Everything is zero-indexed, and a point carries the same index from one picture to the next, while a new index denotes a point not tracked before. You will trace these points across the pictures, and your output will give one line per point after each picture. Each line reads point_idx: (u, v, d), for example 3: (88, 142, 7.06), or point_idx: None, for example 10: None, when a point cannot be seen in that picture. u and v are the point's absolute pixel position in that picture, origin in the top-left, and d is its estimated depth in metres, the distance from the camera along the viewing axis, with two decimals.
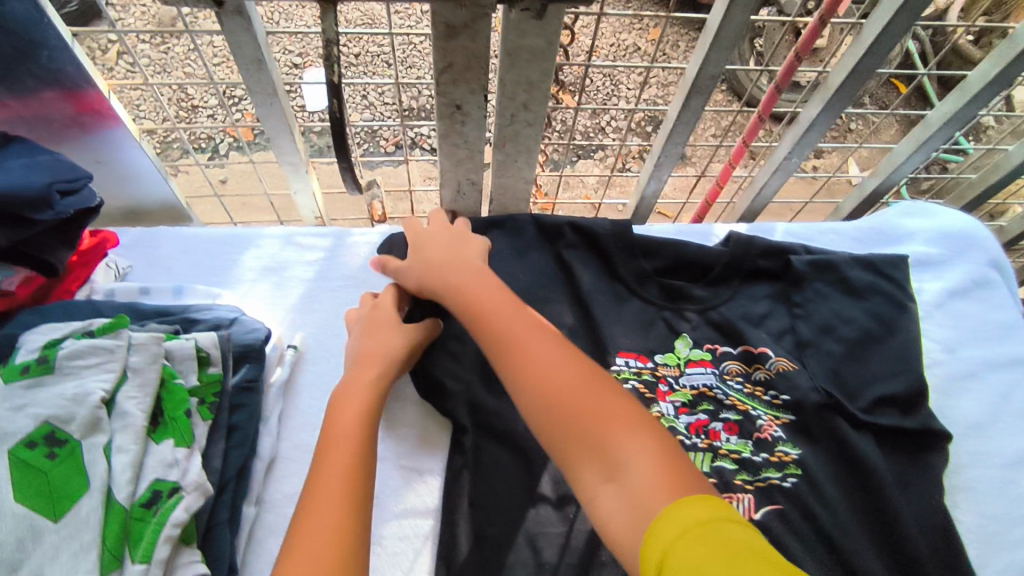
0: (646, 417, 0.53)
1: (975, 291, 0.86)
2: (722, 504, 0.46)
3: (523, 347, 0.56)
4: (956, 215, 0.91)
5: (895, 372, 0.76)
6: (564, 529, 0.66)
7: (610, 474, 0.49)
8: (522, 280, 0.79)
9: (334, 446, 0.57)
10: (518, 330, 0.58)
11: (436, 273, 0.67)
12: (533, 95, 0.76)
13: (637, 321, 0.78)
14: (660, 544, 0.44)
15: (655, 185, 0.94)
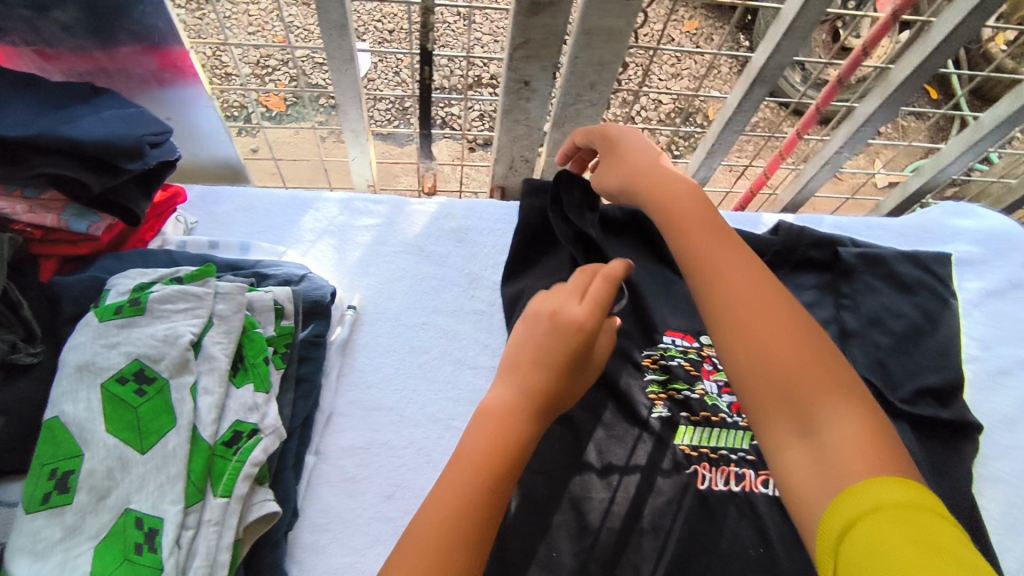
0: (853, 384, 0.48)
1: (1015, 291, 0.88)
2: (924, 491, 0.41)
3: (737, 294, 0.51)
4: (999, 219, 0.93)
5: (936, 361, 0.78)
6: (609, 491, 0.67)
7: (806, 429, 0.46)
8: None
9: (469, 452, 0.49)
10: (737, 271, 0.52)
11: (643, 181, 0.62)
12: (602, 76, 0.77)
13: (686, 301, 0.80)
14: (847, 504, 0.42)
15: (707, 172, 0.97)
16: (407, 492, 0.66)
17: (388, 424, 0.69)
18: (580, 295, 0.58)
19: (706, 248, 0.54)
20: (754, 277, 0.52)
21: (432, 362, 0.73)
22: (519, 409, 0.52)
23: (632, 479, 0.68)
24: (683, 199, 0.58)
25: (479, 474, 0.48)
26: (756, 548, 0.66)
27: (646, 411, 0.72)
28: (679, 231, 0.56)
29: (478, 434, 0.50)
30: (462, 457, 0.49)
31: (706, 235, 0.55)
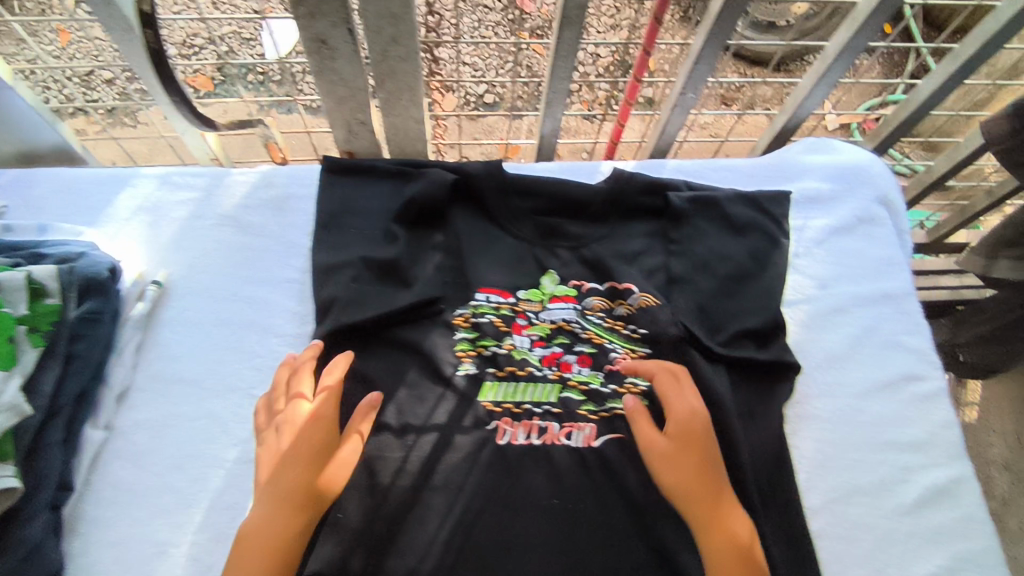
0: None
1: (861, 227, 0.86)
2: None
3: (670, 476, 0.65)
4: (852, 153, 0.90)
5: (758, 303, 0.77)
6: (403, 451, 0.68)
7: None
8: None
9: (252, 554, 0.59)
10: (698, 480, 0.65)
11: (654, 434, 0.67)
12: (400, 29, 0.73)
13: (508, 256, 0.79)
14: None
15: (553, 123, 0.93)
16: (200, 460, 0.67)
17: (186, 395, 0.69)
18: (304, 378, 0.68)
19: (702, 501, 0.64)
20: (695, 487, 0.64)
21: (238, 331, 0.73)
22: (283, 518, 0.60)
23: (429, 440, 0.68)
24: (706, 432, 0.67)
25: (261, 555, 0.59)
26: (548, 499, 0.67)
27: (452, 369, 0.72)
28: (689, 446, 0.66)
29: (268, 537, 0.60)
30: (245, 549, 0.59)
31: (708, 487, 0.65)
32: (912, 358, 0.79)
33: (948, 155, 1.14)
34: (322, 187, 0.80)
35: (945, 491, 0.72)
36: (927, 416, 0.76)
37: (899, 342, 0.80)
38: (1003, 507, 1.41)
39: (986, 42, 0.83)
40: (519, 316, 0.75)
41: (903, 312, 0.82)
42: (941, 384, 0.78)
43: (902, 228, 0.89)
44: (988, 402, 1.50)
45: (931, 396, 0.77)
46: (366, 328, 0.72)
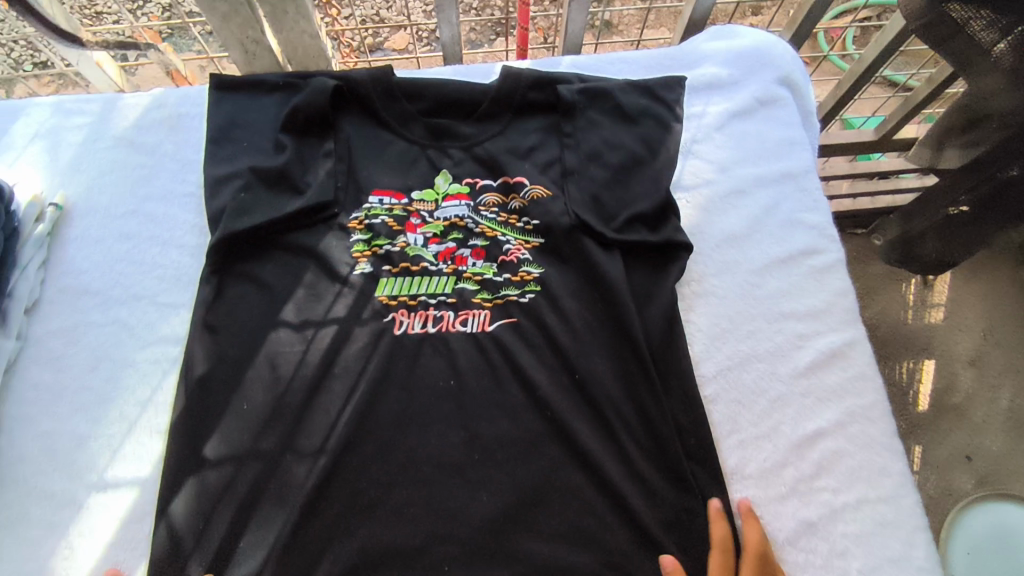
0: None
1: (763, 110, 0.85)
2: None
3: None
4: (754, 35, 0.88)
5: (651, 186, 0.77)
6: (303, 345, 0.71)
7: None
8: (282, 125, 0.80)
9: None
10: None
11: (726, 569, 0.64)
12: None
13: (401, 159, 0.80)
14: None
15: (451, 29, 0.91)
16: (109, 362, 0.70)
17: (92, 306, 0.72)
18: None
19: None
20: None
21: (139, 246, 0.75)
22: None
23: (328, 332, 0.71)
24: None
25: None
26: (445, 379, 0.70)
27: (347, 269, 0.74)
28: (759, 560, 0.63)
29: None
30: None
31: None
32: (811, 233, 0.79)
33: (876, 40, 1.12)
34: (211, 103, 0.80)
35: (838, 353, 0.73)
36: (824, 286, 0.77)
37: (798, 218, 0.80)
38: (968, 404, 1.39)
39: None
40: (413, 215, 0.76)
41: (803, 190, 0.82)
42: (839, 256, 0.79)
43: (807, 109, 0.88)
44: (955, 303, 1.47)
45: (828, 268, 0.78)
46: (261, 234, 0.74)
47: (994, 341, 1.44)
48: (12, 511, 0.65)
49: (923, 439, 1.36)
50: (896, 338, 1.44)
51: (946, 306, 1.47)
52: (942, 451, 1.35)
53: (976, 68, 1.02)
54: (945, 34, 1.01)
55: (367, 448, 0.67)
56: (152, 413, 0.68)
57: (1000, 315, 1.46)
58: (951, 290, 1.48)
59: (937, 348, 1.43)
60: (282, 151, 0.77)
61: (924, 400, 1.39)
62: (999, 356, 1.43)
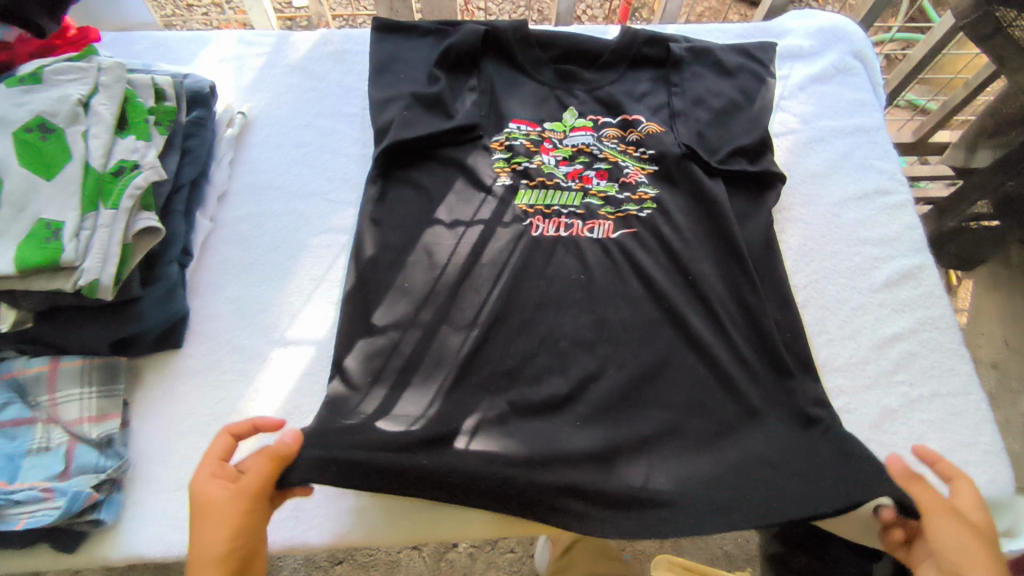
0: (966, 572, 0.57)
1: (839, 76, 0.99)
2: None
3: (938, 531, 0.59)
4: (831, 16, 1.03)
5: (751, 126, 0.90)
6: (456, 237, 0.81)
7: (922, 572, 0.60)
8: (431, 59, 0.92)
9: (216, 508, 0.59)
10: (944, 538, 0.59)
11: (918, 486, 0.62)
12: None
13: (534, 95, 0.92)
14: None
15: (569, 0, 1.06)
16: (288, 244, 0.80)
17: (273, 198, 0.83)
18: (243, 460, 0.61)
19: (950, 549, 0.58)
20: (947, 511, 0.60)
21: (312, 152, 0.87)
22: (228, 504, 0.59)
23: (478, 229, 0.82)
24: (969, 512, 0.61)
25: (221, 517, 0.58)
26: (577, 274, 0.80)
27: (491, 180, 0.85)
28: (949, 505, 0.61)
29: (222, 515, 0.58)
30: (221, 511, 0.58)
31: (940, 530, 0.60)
32: (884, 177, 0.92)
33: (924, 41, 1.28)
34: (375, 41, 0.94)
35: (911, 274, 0.85)
36: (896, 220, 0.89)
37: (872, 164, 0.92)
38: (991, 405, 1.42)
39: None
40: (546, 140, 0.89)
41: (875, 142, 0.94)
42: (909, 198, 0.91)
43: (876, 80, 1.01)
44: (977, 311, 1.53)
45: (899, 205, 0.90)
46: (420, 146, 0.85)
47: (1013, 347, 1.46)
48: (207, 358, 0.72)
49: None
50: None
51: (968, 311, 1.54)
52: None
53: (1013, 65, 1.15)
54: (989, 31, 1.14)
55: (510, 324, 0.77)
56: (324, 287, 0.79)
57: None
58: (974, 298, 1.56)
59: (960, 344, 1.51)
60: (435, 80, 0.90)
61: None
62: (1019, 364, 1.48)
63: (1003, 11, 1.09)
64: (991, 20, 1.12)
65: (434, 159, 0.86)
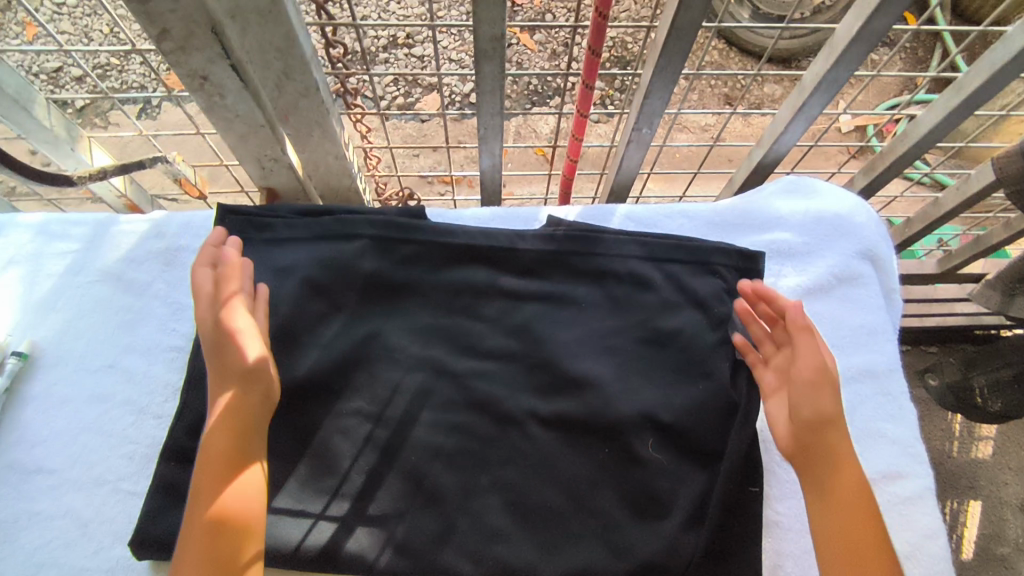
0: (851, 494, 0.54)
1: (841, 288, 0.74)
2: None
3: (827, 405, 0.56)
4: (835, 198, 0.78)
5: (710, 380, 0.66)
6: (291, 547, 0.58)
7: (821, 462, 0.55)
8: (285, 266, 0.69)
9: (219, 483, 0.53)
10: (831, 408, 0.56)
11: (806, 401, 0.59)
12: (288, 63, 0.64)
13: (422, 321, 0.69)
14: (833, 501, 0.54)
15: (492, 159, 0.82)
16: (48, 572, 0.57)
17: (41, 489, 0.60)
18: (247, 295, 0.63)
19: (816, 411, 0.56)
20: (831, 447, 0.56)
21: (110, 412, 0.63)
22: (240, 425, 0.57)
23: (320, 535, 0.59)
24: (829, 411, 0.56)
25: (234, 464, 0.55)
26: None
27: (348, 463, 0.62)
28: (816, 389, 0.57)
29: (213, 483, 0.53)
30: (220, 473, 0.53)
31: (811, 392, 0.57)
32: (895, 451, 0.67)
33: (955, 186, 1.01)
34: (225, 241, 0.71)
35: None
36: (910, 523, 0.64)
37: (878, 429, 0.68)
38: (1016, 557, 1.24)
39: (988, 78, 0.70)
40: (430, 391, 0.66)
41: (885, 393, 0.70)
42: (928, 483, 0.66)
43: (891, 286, 0.77)
44: (1004, 440, 1.33)
45: (917, 498, 0.65)
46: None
47: None
48: None
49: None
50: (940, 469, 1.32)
51: (994, 441, 1.34)
52: None
53: None
54: None
55: None
56: None
57: None
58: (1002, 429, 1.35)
59: (983, 488, 1.30)
60: (288, 303, 0.67)
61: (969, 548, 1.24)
62: None
63: None
64: None
65: (271, 430, 0.62)
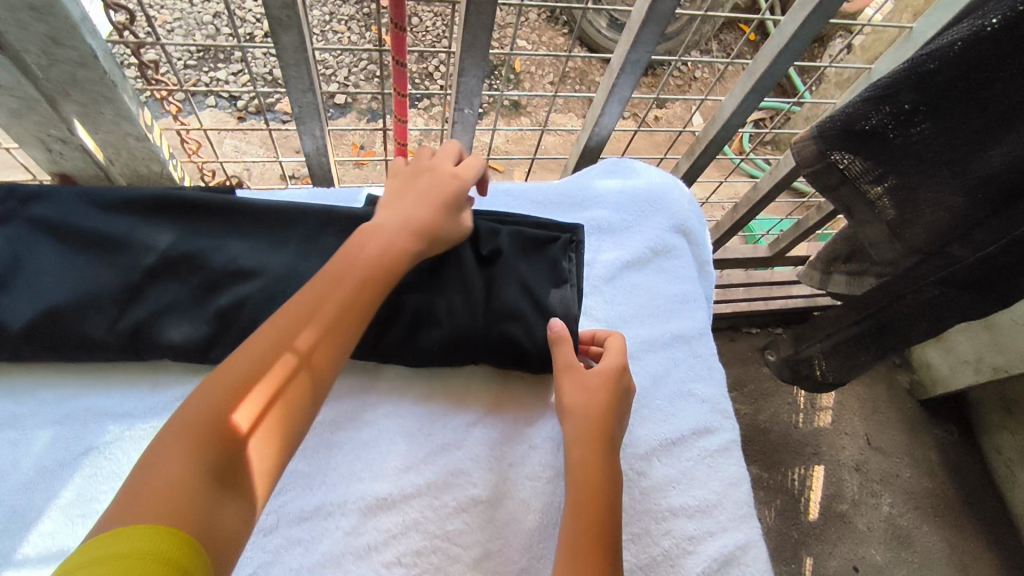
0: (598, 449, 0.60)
1: (656, 260, 0.79)
2: None
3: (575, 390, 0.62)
4: (651, 177, 0.83)
5: (517, 334, 0.65)
6: None
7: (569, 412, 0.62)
8: (64, 252, 0.62)
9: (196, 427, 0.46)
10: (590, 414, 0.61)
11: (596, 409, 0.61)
12: (51, 26, 0.58)
13: (222, 299, 0.62)
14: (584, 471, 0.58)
15: (316, 141, 0.80)
16: None
17: None
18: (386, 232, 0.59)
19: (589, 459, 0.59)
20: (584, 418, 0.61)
21: None
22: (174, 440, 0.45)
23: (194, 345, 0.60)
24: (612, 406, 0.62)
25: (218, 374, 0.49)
26: None
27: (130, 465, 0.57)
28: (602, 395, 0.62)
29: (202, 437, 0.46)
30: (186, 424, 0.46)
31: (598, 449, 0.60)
32: (703, 408, 0.71)
33: (769, 174, 1.10)
34: None
35: (730, 561, 0.63)
36: (716, 474, 0.68)
37: (689, 390, 0.72)
38: (853, 512, 1.43)
39: (771, 59, 0.79)
40: None
41: (696, 355, 0.74)
42: (732, 436, 0.71)
43: (701, 258, 0.83)
44: (841, 407, 1.55)
45: (722, 450, 0.69)
46: (41, 405, 0.58)
47: (875, 446, 1.52)
48: None
49: (813, 550, 1.38)
50: (783, 441, 1.49)
51: (832, 409, 1.54)
52: (830, 561, 1.37)
53: (860, 216, 0.88)
54: (834, 182, 0.84)
55: None
56: None
57: (879, 421, 1.55)
58: (837, 395, 1.56)
59: (824, 453, 1.49)
60: (62, 286, 0.60)
61: (815, 507, 1.42)
62: (879, 462, 1.50)
63: (847, 158, 0.81)
64: (835, 169, 0.83)
65: (35, 440, 0.57)
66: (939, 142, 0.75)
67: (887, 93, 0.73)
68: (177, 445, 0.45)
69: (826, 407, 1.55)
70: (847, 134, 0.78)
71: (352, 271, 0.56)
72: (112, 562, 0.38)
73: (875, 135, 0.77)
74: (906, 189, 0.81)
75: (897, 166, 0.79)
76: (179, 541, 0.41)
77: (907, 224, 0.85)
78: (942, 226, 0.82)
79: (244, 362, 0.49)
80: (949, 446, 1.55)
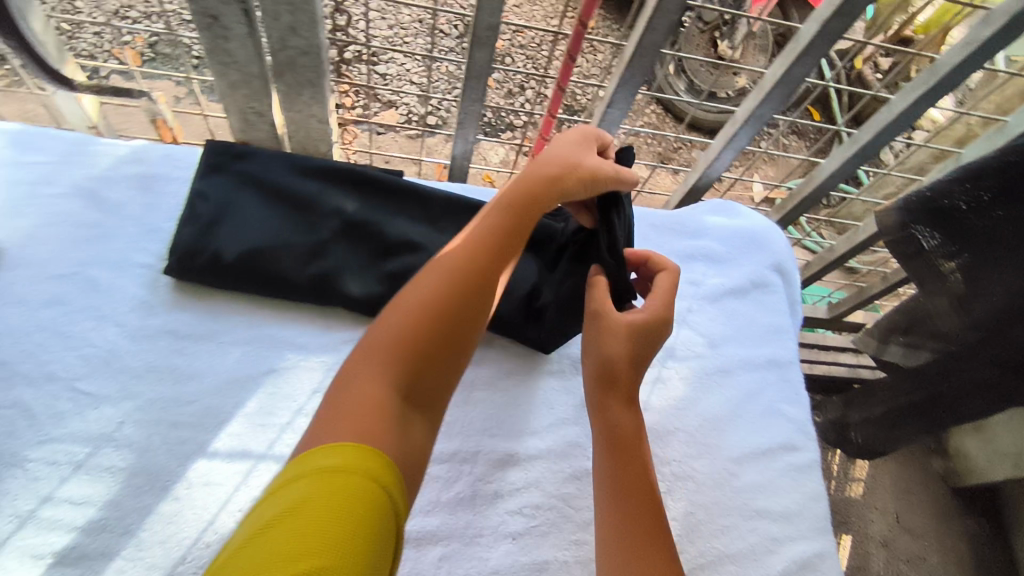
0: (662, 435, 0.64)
1: (753, 292, 0.87)
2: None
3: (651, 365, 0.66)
4: (755, 219, 0.92)
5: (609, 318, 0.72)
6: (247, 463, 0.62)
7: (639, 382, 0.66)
8: (267, 201, 0.72)
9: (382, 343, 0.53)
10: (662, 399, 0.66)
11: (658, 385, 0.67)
12: (299, 18, 0.69)
13: (395, 262, 0.72)
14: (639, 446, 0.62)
15: (465, 146, 0.91)
16: None
17: None
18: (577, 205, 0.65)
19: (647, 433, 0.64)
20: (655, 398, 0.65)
21: (68, 314, 0.65)
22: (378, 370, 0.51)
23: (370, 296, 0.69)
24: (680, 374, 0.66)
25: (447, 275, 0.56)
26: None
27: (306, 392, 0.66)
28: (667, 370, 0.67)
29: (376, 341, 0.53)
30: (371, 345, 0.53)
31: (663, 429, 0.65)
32: (790, 427, 0.79)
33: (847, 237, 1.19)
34: (198, 175, 0.72)
35: (808, 565, 0.70)
36: (798, 487, 0.75)
37: (777, 410, 0.79)
38: None
39: (877, 131, 0.88)
40: None
41: (784, 380, 0.82)
42: (814, 457, 0.78)
43: (793, 297, 0.91)
44: (873, 481, 1.58)
45: (805, 468, 0.76)
46: (235, 330, 0.68)
47: (904, 525, 1.54)
48: None
49: None
50: None
51: (865, 482, 1.58)
52: None
53: (929, 286, 0.98)
54: (911, 251, 0.96)
55: None
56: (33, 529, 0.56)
57: (910, 501, 1.58)
58: (871, 469, 1.59)
59: (854, 523, 1.52)
60: (264, 230, 0.70)
61: None
62: (906, 542, 1.52)
63: (927, 234, 0.92)
64: (913, 240, 0.95)
65: (231, 357, 0.66)
66: (1010, 230, 0.83)
67: (971, 178, 0.82)
68: (369, 370, 0.51)
69: (858, 479, 1.58)
70: (927, 210, 0.90)
71: (508, 230, 0.60)
72: (324, 473, 0.43)
73: (950, 214, 0.88)
74: (976, 268, 0.91)
75: (968, 246, 0.89)
76: (375, 456, 0.46)
77: (973, 299, 0.94)
78: (1004, 308, 0.91)
79: (418, 294, 0.55)
80: (978, 537, 1.56)
